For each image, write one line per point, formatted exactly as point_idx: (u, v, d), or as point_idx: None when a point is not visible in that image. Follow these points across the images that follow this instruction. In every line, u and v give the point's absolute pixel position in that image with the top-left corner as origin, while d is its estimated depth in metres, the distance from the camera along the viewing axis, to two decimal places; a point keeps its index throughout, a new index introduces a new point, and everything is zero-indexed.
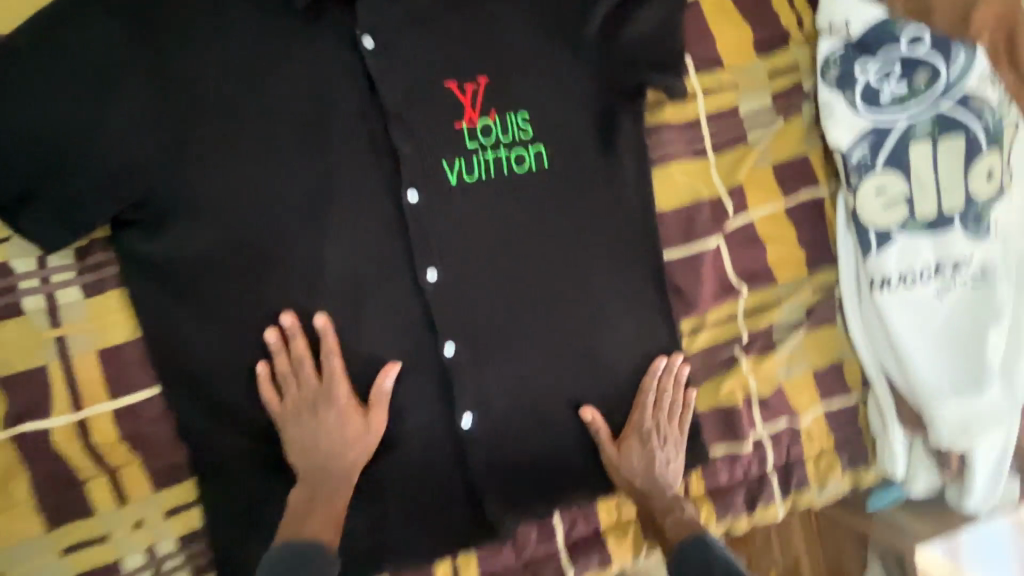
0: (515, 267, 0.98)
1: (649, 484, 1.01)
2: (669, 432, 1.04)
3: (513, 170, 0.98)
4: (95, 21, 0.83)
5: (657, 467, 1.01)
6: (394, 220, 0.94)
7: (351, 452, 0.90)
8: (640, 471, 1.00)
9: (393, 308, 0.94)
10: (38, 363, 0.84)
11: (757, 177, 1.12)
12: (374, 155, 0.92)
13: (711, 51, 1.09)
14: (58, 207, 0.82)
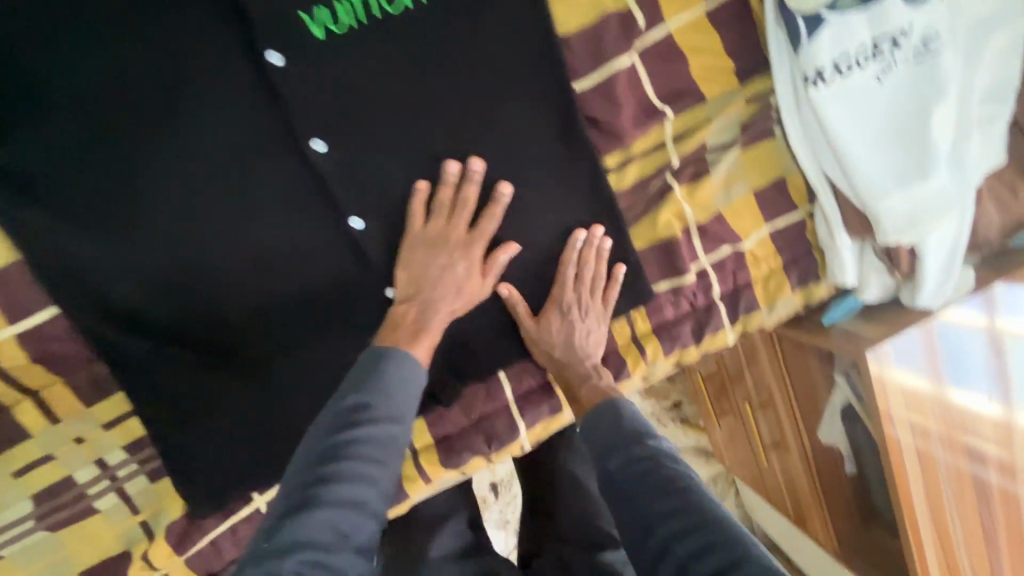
0: (407, 122, 0.91)
1: (569, 354, 1.01)
2: (587, 313, 1.02)
3: (385, 11, 0.87)
4: None
5: (577, 338, 1.01)
6: (262, 90, 0.86)
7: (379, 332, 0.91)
8: (558, 343, 1.00)
9: (283, 187, 0.89)
10: None
11: None
12: (221, 17, 0.83)
13: None
14: None
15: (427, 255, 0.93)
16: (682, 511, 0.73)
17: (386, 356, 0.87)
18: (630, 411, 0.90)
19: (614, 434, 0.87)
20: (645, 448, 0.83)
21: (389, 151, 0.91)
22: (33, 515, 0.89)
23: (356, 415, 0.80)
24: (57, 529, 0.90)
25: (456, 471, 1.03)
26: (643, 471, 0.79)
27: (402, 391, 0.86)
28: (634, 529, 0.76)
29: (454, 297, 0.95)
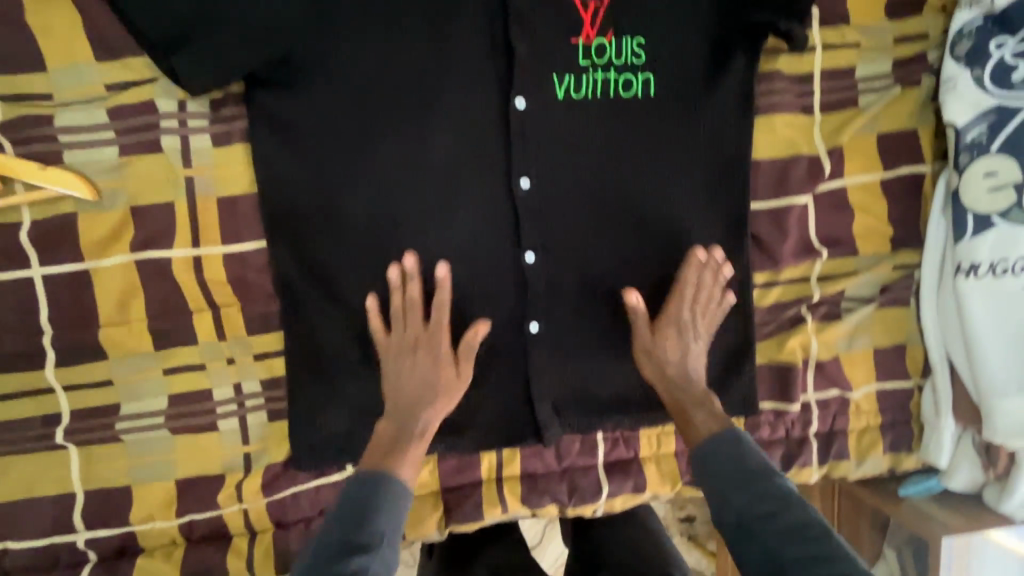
0: (602, 189, 1.02)
1: (680, 375, 1.00)
2: (703, 330, 1.03)
3: (619, 95, 1.00)
4: None
5: (691, 358, 1.01)
6: (499, 123, 0.98)
7: (436, 401, 0.95)
8: (674, 360, 1.01)
9: (480, 205, 0.99)
10: (167, 198, 0.93)
11: (859, 143, 1.10)
12: (493, 58, 0.97)
13: (841, 4, 1.06)
14: (203, 53, 0.87)
15: (393, 379, 0.95)
16: (805, 541, 0.79)
17: (369, 480, 0.85)
18: (755, 451, 0.90)
19: (738, 462, 0.88)
20: (774, 486, 0.85)
21: (579, 207, 1.02)
22: (165, 412, 0.96)
23: (338, 539, 0.79)
24: (178, 433, 0.97)
25: (528, 511, 1.08)
26: (767, 504, 0.83)
27: (388, 514, 0.83)
28: (750, 549, 0.82)
29: (406, 424, 0.94)
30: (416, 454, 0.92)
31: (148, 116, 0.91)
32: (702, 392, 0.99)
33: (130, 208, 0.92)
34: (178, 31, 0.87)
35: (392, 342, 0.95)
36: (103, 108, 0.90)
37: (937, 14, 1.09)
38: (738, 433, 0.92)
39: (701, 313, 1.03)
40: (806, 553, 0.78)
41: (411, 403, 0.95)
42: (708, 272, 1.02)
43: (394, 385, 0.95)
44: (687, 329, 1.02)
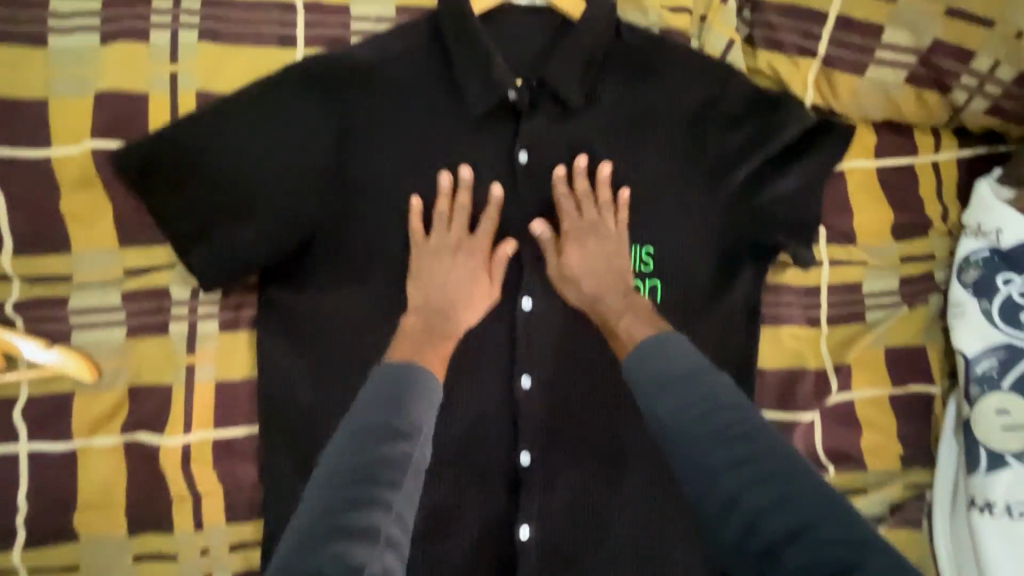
0: (603, 393, 1.00)
1: (601, 289, 0.93)
2: (611, 236, 0.96)
3: None
4: (293, 98, 0.94)
5: (599, 260, 0.94)
6: (504, 322, 0.99)
7: (466, 309, 0.90)
8: (587, 277, 0.93)
9: (478, 399, 0.99)
10: (166, 381, 0.93)
11: (866, 357, 1.09)
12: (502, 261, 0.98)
13: (848, 223, 1.08)
14: (221, 249, 0.91)
15: (428, 280, 0.91)
16: (775, 451, 0.68)
17: (381, 382, 0.75)
18: (699, 370, 0.77)
19: (674, 371, 0.76)
20: (723, 394, 0.73)
21: (579, 410, 0.99)
22: None
23: (360, 445, 0.67)
24: None
25: None
26: (712, 410, 0.71)
27: (407, 418, 0.73)
28: (708, 457, 0.68)
29: (436, 317, 0.89)
30: (435, 356, 0.85)
31: (160, 301, 0.93)
32: (625, 290, 0.92)
33: (129, 388, 0.93)
34: (202, 227, 0.91)
35: (430, 243, 0.92)
36: (117, 292, 0.92)
37: (944, 236, 1.10)
38: (674, 338, 0.80)
39: (604, 226, 0.95)
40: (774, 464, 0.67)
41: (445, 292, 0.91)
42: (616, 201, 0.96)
43: (426, 289, 0.91)
44: (602, 242, 0.95)
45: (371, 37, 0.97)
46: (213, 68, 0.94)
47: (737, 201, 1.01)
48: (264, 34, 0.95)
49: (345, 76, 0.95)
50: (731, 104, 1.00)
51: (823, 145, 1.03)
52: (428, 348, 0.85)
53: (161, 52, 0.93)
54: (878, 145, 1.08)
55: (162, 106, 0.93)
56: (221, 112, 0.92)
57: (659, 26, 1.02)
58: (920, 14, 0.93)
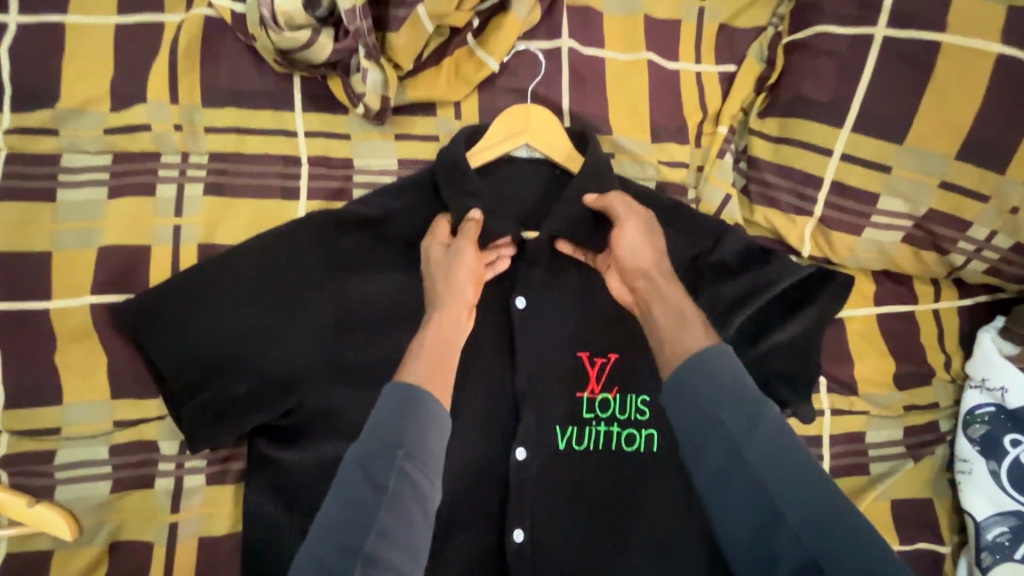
0: (597, 553, 0.94)
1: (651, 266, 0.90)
2: (648, 251, 0.91)
3: (621, 448, 0.97)
4: (295, 251, 0.95)
5: (652, 253, 0.91)
6: (497, 474, 0.97)
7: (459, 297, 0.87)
8: (647, 257, 0.90)
9: (468, 556, 0.95)
10: (147, 538, 0.91)
11: (873, 511, 1.05)
12: (497, 413, 0.98)
13: (849, 372, 1.07)
14: (214, 407, 0.90)
15: (439, 280, 0.89)
16: (797, 478, 0.66)
17: (390, 404, 0.71)
18: (729, 358, 0.75)
19: (696, 393, 0.73)
20: (748, 410, 0.70)
21: (572, 574, 0.94)
22: None
23: (370, 483, 0.66)
24: None
25: None
26: (730, 435, 0.70)
27: (421, 432, 0.69)
28: (722, 485, 0.70)
29: (447, 301, 0.86)
30: (434, 343, 0.81)
31: (148, 454, 0.92)
32: (669, 278, 0.89)
33: (110, 543, 0.91)
34: (196, 383, 0.91)
35: (448, 251, 0.91)
36: (105, 445, 0.91)
37: (948, 384, 1.08)
38: (718, 346, 0.76)
39: (647, 242, 0.92)
40: (795, 493, 0.66)
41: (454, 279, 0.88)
42: (646, 222, 0.94)
43: (438, 272, 0.89)
44: (647, 256, 0.90)
45: (373, 190, 0.99)
46: (218, 221, 0.96)
47: (734, 353, 0.99)
48: (269, 186, 0.98)
49: (347, 229, 0.97)
50: (726, 254, 1.00)
51: (820, 297, 1.03)
52: (438, 330, 0.83)
53: (166, 206, 0.95)
54: (877, 293, 1.08)
55: (164, 258, 0.94)
56: (223, 265, 0.93)
57: (656, 179, 1.04)
58: (915, 183, 0.94)
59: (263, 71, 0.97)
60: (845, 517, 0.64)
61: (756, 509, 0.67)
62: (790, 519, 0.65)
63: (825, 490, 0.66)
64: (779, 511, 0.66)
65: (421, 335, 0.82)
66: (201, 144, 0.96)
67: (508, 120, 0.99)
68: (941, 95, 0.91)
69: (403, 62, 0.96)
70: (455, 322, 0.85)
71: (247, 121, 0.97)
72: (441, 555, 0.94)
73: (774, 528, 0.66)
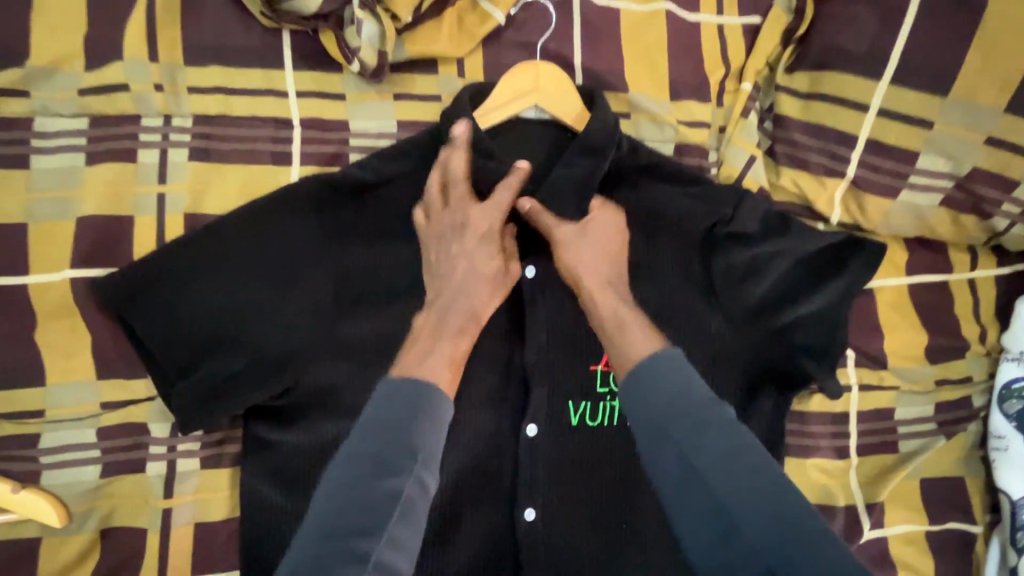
0: (613, 535, 0.90)
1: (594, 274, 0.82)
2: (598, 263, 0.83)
3: None
4: (289, 220, 0.88)
5: (598, 262, 0.83)
6: (508, 456, 0.91)
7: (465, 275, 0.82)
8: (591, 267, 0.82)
9: (477, 539, 0.90)
10: (141, 524, 0.86)
11: (900, 490, 1.00)
12: (507, 391, 0.93)
13: (878, 345, 1.01)
14: (206, 388, 0.84)
15: (470, 277, 0.82)
16: (754, 484, 0.61)
17: (387, 399, 0.66)
18: (680, 363, 0.69)
19: (647, 399, 0.68)
20: (700, 416, 0.65)
21: (586, 557, 0.89)
22: None
23: (375, 482, 0.61)
24: None
25: None
26: (684, 440, 0.64)
27: (425, 430, 0.65)
28: (683, 497, 0.64)
29: (470, 306, 0.80)
30: (444, 353, 0.74)
31: (138, 437, 0.87)
32: (611, 285, 0.81)
33: (100, 531, 0.86)
34: (186, 363, 0.85)
35: (496, 246, 0.84)
36: (92, 428, 0.86)
37: (982, 357, 1.02)
38: (664, 352, 0.70)
39: (593, 245, 0.84)
40: (748, 502, 0.60)
41: (485, 282, 0.83)
42: (607, 228, 0.87)
43: (473, 263, 0.83)
44: (592, 257, 0.83)
45: (371, 154, 0.92)
46: (205, 189, 0.89)
47: (753, 323, 0.93)
48: (259, 151, 0.91)
49: (343, 197, 0.90)
50: (748, 219, 0.94)
51: (848, 268, 0.96)
52: (450, 340, 0.76)
53: (149, 173, 0.88)
54: (909, 261, 1.01)
55: (149, 230, 0.88)
56: (212, 236, 0.87)
57: (675, 141, 0.96)
58: (961, 141, 0.87)
59: (249, 26, 0.90)
60: (806, 526, 0.58)
61: (713, 520, 0.62)
62: (748, 531, 0.59)
63: (781, 496, 0.60)
64: (736, 522, 0.60)
65: (432, 343, 0.75)
66: (184, 105, 0.89)
67: (515, 77, 0.92)
68: (990, 43, 0.83)
69: (399, 12, 0.87)
70: (471, 335, 0.79)
71: (233, 80, 0.90)
72: (449, 539, 0.89)
73: (734, 538, 0.60)
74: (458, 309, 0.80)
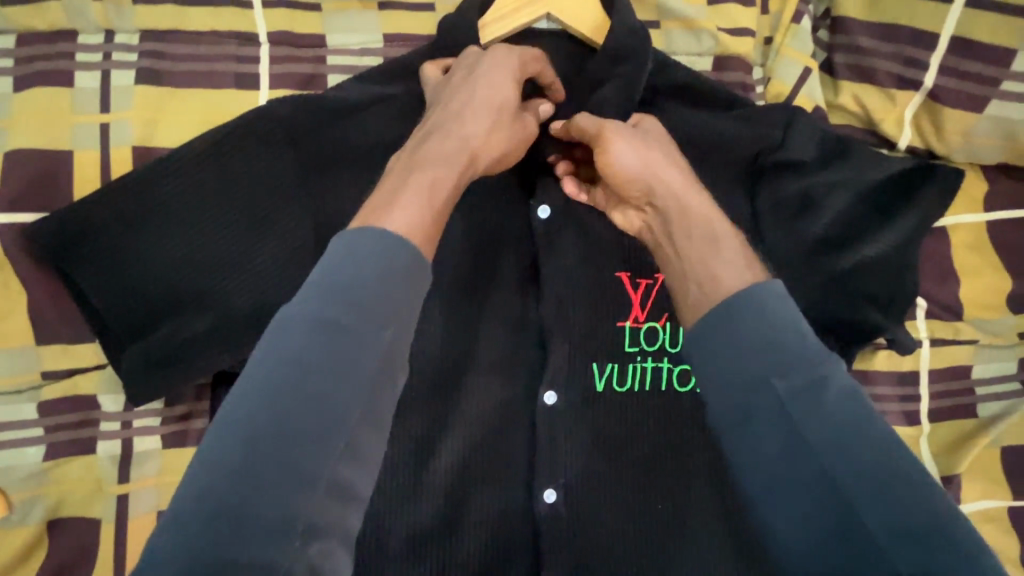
0: (650, 517, 0.76)
1: (668, 185, 0.65)
2: (664, 167, 0.66)
3: (674, 388, 0.78)
4: (257, 151, 0.74)
5: (667, 167, 0.66)
6: (523, 426, 0.78)
7: (468, 122, 0.64)
8: (659, 173, 0.66)
9: (489, 524, 0.76)
10: (93, 515, 0.74)
11: (979, 460, 0.86)
12: (519, 351, 0.79)
13: (951, 293, 0.86)
14: (164, 351, 0.71)
15: (475, 100, 0.66)
16: (877, 467, 0.46)
17: (337, 258, 0.49)
18: (787, 304, 0.53)
19: (733, 347, 0.52)
20: (811, 372, 0.49)
21: (618, 543, 0.75)
22: None
23: (318, 374, 0.46)
24: None
25: None
26: (783, 404, 0.49)
27: (384, 299, 0.48)
28: (774, 473, 0.49)
29: (467, 136, 0.64)
30: (426, 183, 0.58)
31: (87, 413, 0.74)
32: (693, 186, 0.66)
33: (48, 523, 0.73)
34: (139, 322, 0.71)
35: (495, 91, 0.67)
36: (31, 402, 0.73)
37: None
38: (770, 284, 0.53)
39: (657, 145, 0.69)
40: (876, 486, 0.45)
41: (490, 107, 0.66)
42: (659, 129, 0.72)
43: (481, 87, 0.67)
44: (660, 157, 0.67)
45: (358, 74, 0.79)
46: (157, 118, 0.76)
47: (809, 266, 0.76)
48: (220, 73, 0.77)
49: (320, 123, 0.76)
50: (804, 143, 0.79)
51: (919, 200, 0.81)
52: (438, 165, 0.60)
53: (89, 100, 0.75)
54: (987, 193, 0.87)
55: (92, 167, 0.75)
56: (165, 170, 0.73)
57: (714, 54, 0.83)
58: None
59: None
60: (950, 523, 0.44)
61: (821, 506, 0.47)
62: (874, 522, 0.45)
63: (917, 483, 0.45)
64: (854, 510, 0.46)
65: (408, 172, 0.59)
66: (127, 19, 0.75)
67: None
68: None
69: None
70: (463, 166, 0.62)
71: None
72: (454, 526, 0.76)
73: (850, 533, 0.45)
74: (452, 134, 0.63)
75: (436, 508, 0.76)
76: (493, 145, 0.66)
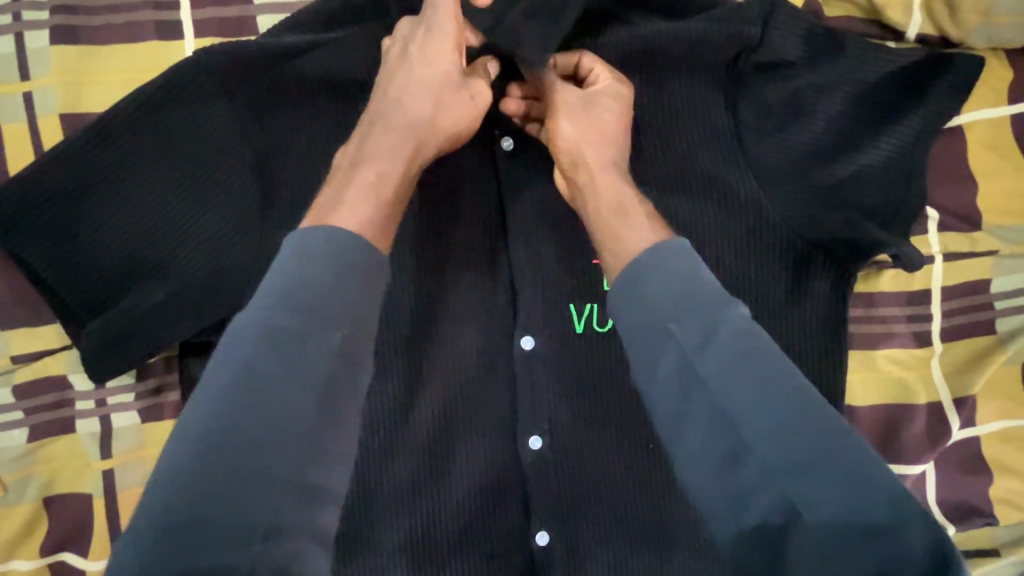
0: (638, 455, 0.74)
1: (593, 157, 0.63)
2: (596, 143, 0.64)
3: None
4: (185, 105, 0.69)
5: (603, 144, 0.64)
6: (502, 377, 0.75)
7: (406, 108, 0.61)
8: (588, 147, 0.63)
9: (476, 473, 0.75)
10: (83, 491, 0.75)
11: (998, 378, 0.80)
12: (491, 298, 0.75)
13: (968, 200, 0.78)
14: (116, 331, 0.68)
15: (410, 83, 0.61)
16: (770, 396, 0.44)
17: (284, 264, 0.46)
18: (684, 254, 0.51)
19: (640, 301, 0.50)
20: (707, 315, 0.47)
21: (606, 484, 0.74)
22: None
23: (265, 373, 0.43)
24: None
25: None
26: (682, 347, 0.46)
27: (350, 305, 0.46)
28: (684, 420, 0.46)
29: (412, 120, 0.60)
30: (371, 178, 0.55)
31: (62, 393, 0.74)
32: (620, 171, 0.63)
33: (43, 500, 0.74)
34: (91, 302, 0.69)
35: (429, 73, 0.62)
36: (5, 386, 0.74)
37: None
38: (675, 244, 0.52)
39: (597, 119, 0.65)
40: (766, 417, 0.43)
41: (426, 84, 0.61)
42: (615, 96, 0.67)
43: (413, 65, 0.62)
44: (592, 135, 0.64)
45: (292, 13, 0.72)
46: (80, 81, 0.71)
47: (798, 181, 0.69)
48: (140, 24, 0.72)
49: (252, 69, 0.69)
50: (784, 42, 0.71)
51: (926, 99, 0.71)
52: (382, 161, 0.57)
53: (8, 68, 0.71)
54: (1013, 84, 0.77)
55: (22, 141, 0.71)
56: (94, 136, 0.68)
57: None
58: None
59: None
60: (840, 447, 0.42)
61: (714, 444, 0.44)
62: (764, 454, 0.43)
63: (805, 405, 0.44)
64: (747, 443, 0.43)
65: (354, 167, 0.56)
66: None
67: None
68: None
69: None
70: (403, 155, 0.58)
71: None
72: (438, 478, 0.75)
73: (740, 466, 0.43)
74: (397, 118, 0.60)
75: (418, 460, 0.74)
76: (444, 126, 0.61)
